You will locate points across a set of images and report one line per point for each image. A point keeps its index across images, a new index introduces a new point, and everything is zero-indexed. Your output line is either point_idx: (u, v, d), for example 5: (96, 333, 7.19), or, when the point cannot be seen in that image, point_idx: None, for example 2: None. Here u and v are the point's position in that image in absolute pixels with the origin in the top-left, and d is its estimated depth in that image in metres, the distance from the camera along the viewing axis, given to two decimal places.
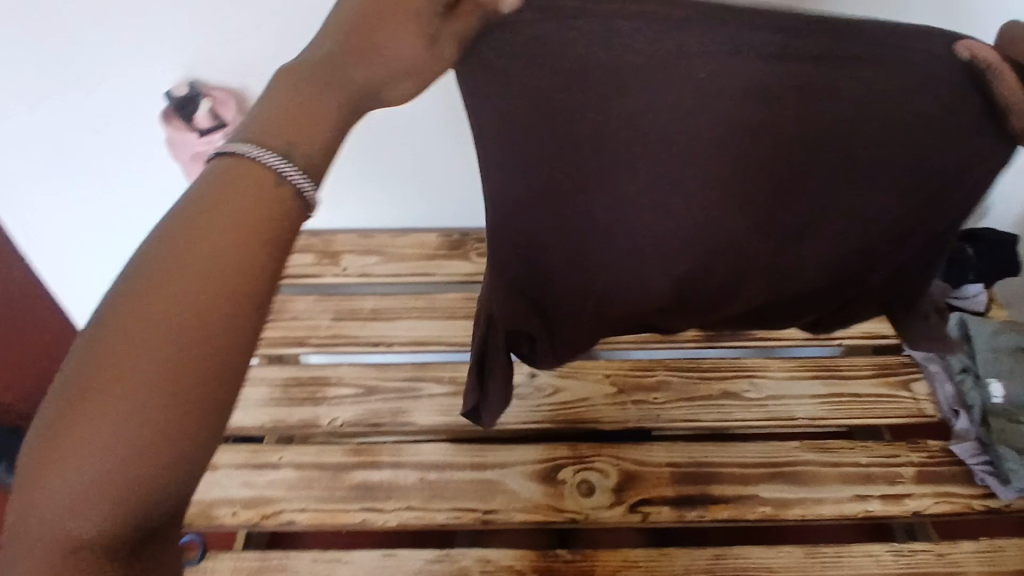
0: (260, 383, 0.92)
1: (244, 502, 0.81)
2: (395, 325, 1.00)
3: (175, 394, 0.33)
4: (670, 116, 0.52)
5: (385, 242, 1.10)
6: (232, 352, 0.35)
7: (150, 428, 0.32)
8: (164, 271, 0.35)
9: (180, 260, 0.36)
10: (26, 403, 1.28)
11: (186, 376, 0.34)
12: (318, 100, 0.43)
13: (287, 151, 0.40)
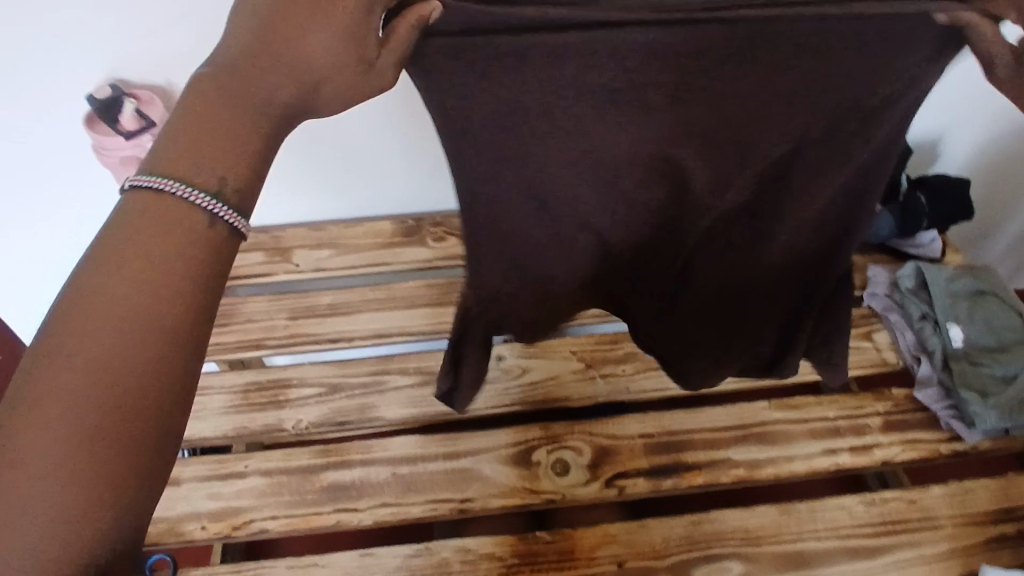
0: (218, 391, 0.89)
1: (212, 515, 0.78)
2: (355, 319, 0.97)
3: (105, 430, 0.37)
4: (598, 103, 0.51)
5: (336, 234, 1.07)
6: (168, 382, 0.39)
7: (89, 460, 0.36)
8: (113, 305, 0.39)
9: (116, 302, 0.39)
10: None
11: (141, 395, 0.38)
12: (209, 116, 0.42)
13: (218, 188, 0.42)
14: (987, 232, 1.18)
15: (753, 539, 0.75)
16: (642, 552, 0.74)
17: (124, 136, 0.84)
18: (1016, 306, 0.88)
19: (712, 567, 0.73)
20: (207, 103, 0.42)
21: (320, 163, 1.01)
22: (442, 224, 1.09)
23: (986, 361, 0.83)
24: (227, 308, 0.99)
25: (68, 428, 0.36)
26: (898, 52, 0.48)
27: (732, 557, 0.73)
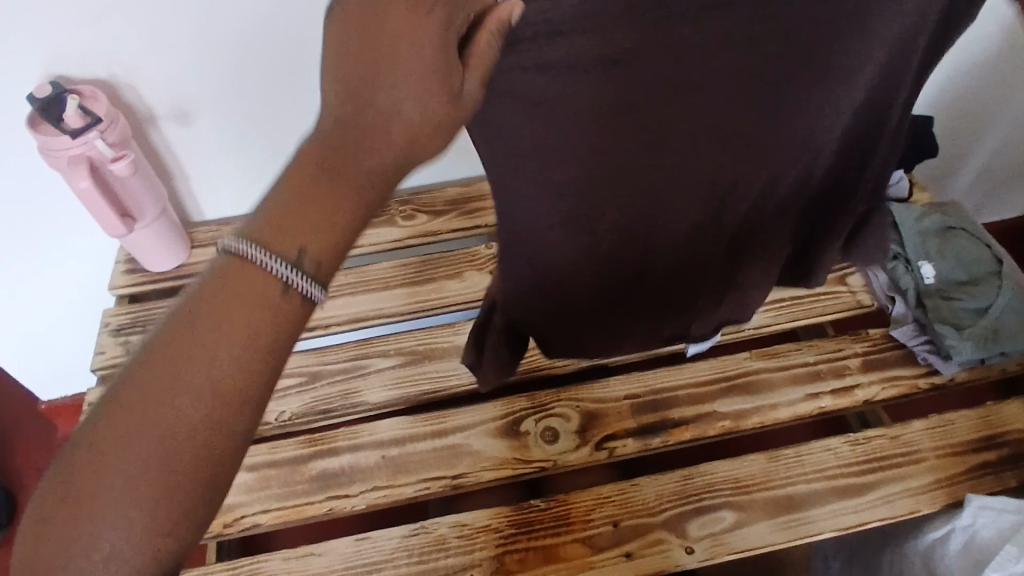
0: None
1: None
2: (329, 305, 0.96)
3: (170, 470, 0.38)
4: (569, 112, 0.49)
5: None
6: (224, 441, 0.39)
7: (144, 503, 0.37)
8: (186, 347, 0.39)
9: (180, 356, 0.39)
10: None
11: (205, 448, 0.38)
12: (291, 202, 0.41)
13: (297, 259, 0.40)
14: (951, 168, 1.20)
15: (744, 488, 0.76)
16: (637, 511, 0.74)
17: (70, 134, 0.80)
18: (983, 239, 0.92)
19: (707, 519, 0.74)
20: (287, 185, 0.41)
21: None
22: (409, 202, 1.07)
23: (960, 295, 0.86)
24: None
25: (138, 472, 0.37)
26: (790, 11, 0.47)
27: (725, 507, 0.74)
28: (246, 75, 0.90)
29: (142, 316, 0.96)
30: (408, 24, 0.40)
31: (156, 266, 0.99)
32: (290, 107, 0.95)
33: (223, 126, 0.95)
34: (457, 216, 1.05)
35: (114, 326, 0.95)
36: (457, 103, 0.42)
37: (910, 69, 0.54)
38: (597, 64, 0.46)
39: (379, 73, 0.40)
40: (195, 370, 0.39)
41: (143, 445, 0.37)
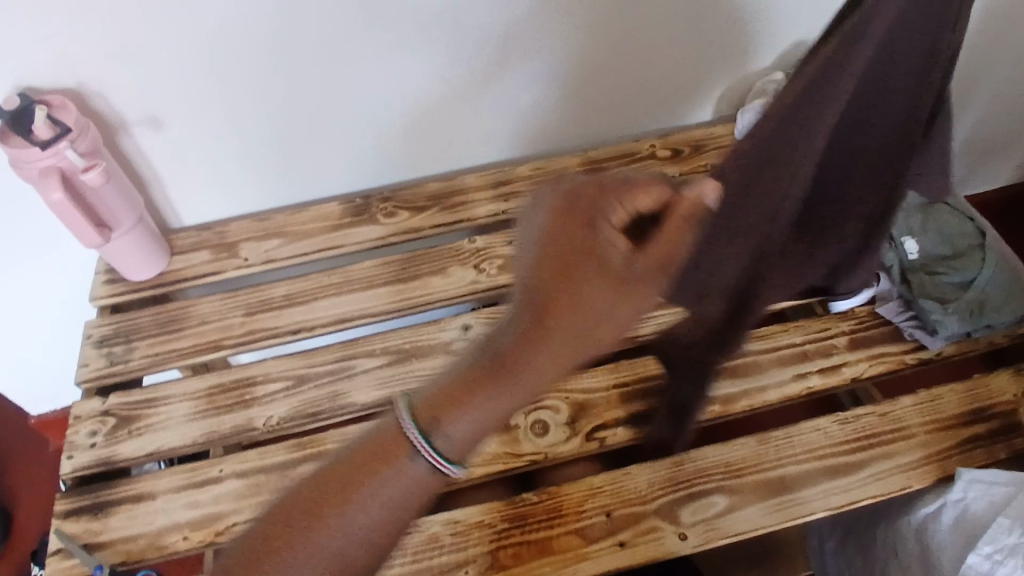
0: (181, 398, 0.87)
1: (192, 523, 0.76)
2: (314, 307, 0.95)
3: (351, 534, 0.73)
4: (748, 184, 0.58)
5: (283, 223, 1.04)
6: (384, 528, 0.72)
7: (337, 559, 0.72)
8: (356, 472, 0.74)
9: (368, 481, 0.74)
10: None
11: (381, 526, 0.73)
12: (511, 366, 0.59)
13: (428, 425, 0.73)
14: None
15: (736, 471, 0.76)
16: (630, 499, 0.74)
17: (39, 145, 0.78)
18: (966, 211, 0.92)
19: (699, 504, 0.74)
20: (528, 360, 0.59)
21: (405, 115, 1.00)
22: (390, 199, 1.06)
23: (943, 270, 0.87)
24: (178, 312, 0.95)
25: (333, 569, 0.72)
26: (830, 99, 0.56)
27: (717, 492, 0.74)
28: (267, 67, 0.89)
29: (125, 326, 0.94)
30: (598, 287, 0.55)
31: (138, 275, 0.98)
32: (261, 111, 0.94)
33: (196, 132, 0.94)
34: (438, 212, 1.04)
35: (97, 337, 0.93)
36: (628, 281, 0.56)
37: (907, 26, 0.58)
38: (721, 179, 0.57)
39: (560, 277, 0.56)
40: (368, 475, 0.73)
41: (351, 531, 0.73)
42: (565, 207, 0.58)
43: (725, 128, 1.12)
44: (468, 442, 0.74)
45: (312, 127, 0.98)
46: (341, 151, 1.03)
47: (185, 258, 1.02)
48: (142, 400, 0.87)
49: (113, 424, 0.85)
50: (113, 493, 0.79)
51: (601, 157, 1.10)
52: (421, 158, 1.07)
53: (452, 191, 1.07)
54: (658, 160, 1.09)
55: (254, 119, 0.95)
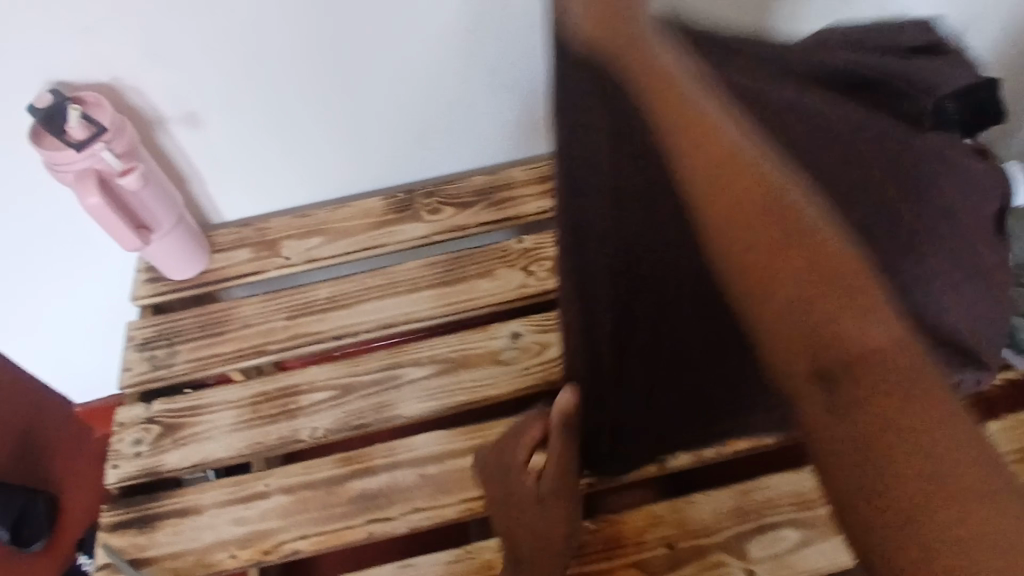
0: (225, 407, 0.84)
1: (240, 541, 0.75)
2: (358, 310, 0.91)
3: None
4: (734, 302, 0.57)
5: (324, 219, 1.01)
6: None
7: None
8: None
9: None
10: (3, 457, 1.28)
11: None
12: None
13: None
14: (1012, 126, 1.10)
15: (809, 502, 0.71)
16: (693, 530, 0.70)
17: (74, 146, 0.75)
18: None
19: (768, 537, 0.69)
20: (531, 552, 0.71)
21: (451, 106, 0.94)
22: (434, 194, 1.01)
23: None
24: (220, 313, 0.92)
25: None
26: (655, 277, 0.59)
27: (789, 525, 0.70)
28: (301, 50, 0.83)
29: (168, 328, 0.92)
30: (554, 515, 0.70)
31: (178, 275, 0.96)
32: (299, 108, 0.90)
33: (234, 129, 0.90)
34: (485, 209, 1.00)
35: (140, 340, 0.91)
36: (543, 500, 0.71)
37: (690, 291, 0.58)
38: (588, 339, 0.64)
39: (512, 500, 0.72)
40: None
41: None
42: (491, 467, 0.74)
43: None
44: None
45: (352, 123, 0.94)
46: (383, 145, 0.98)
47: (226, 256, 0.99)
48: (186, 408, 0.85)
49: (157, 433, 0.83)
50: (160, 506, 0.78)
51: None
52: (466, 151, 1.02)
53: (499, 186, 1.01)
54: None
55: (293, 115, 0.91)
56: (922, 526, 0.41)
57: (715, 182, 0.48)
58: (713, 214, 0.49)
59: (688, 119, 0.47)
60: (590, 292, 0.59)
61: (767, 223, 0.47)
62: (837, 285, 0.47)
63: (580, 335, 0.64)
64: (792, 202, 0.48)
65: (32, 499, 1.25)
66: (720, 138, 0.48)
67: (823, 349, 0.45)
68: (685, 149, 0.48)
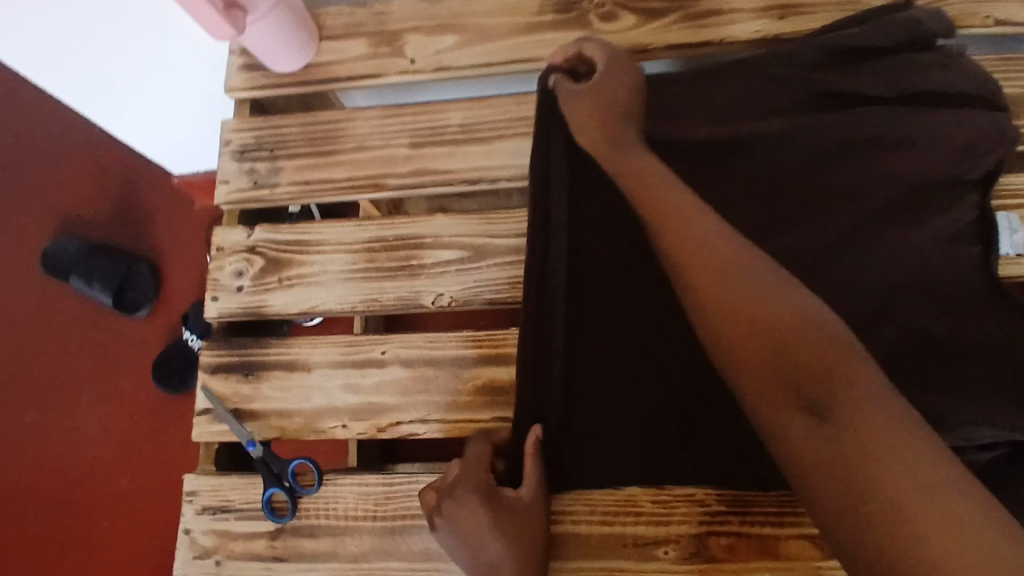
0: (337, 249, 0.72)
1: (352, 411, 0.67)
2: (496, 149, 0.73)
3: None
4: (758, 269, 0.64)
5: (460, 10, 0.77)
6: None
7: None
8: None
9: None
10: (101, 218, 1.22)
11: None
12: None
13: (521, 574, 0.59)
14: None
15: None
16: None
17: None
18: None
19: None
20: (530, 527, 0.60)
21: None
22: None
23: None
24: (331, 127, 0.76)
25: None
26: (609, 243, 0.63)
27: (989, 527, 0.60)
28: None
29: (270, 137, 0.77)
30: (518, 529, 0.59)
31: (283, 67, 0.78)
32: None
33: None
34: (678, 24, 0.73)
35: (238, 146, 0.77)
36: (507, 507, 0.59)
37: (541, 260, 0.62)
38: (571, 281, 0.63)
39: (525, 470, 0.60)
40: None
41: None
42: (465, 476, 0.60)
43: None
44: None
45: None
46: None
47: (337, 48, 0.79)
48: (293, 243, 0.73)
49: (261, 267, 0.73)
50: (266, 355, 0.70)
51: None
52: None
53: None
54: None
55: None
56: (891, 493, 0.42)
57: (679, 246, 0.55)
58: (679, 277, 0.55)
59: (660, 217, 0.56)
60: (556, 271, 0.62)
61: (723, 282, 0.52)
62: (813, 357, 0.48)
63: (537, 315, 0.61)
64: (800, 304, 0.50)
65: (134, 265, 1.20)
66: (652, 185, 0.58)
67: (815, 390, 0.47)
68: (664, 213, 0.56)
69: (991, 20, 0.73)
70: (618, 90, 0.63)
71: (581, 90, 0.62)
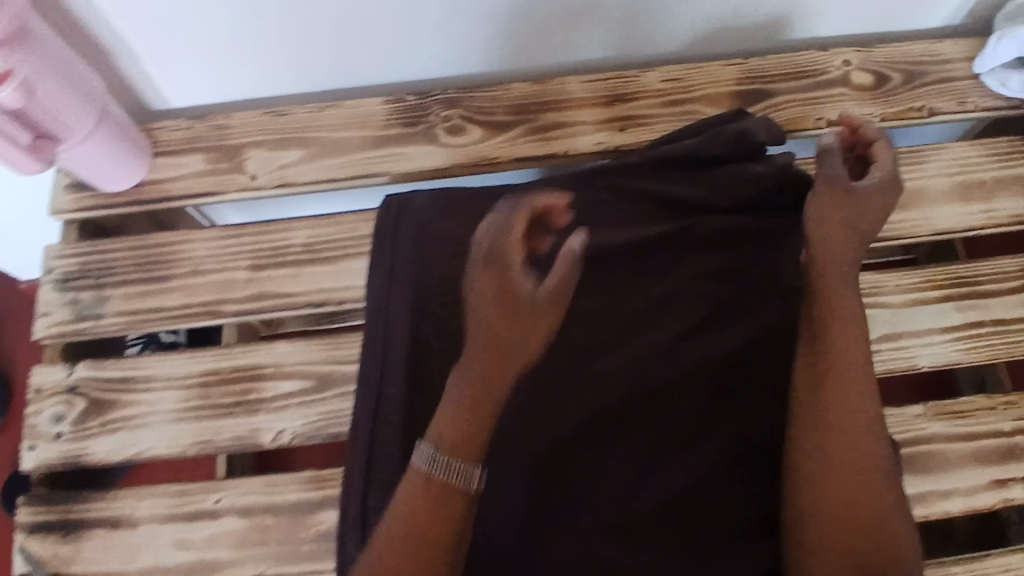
0: (167, 385, 0.68)
1: (182, 571, 0.61)
2: (341, 269, 0.70)
3: None
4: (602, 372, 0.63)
5: (303, 123, 0.75)
6: None
7: None
8: None
9: None
10: None
11: None
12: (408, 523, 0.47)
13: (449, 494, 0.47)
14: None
15: None
16: None
17: None
18: None
19: None
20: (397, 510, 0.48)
21: None
22: (457, 104, 0.75)
23: None
24: (165, 249, 0.72)
25: None
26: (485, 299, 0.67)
27: None
28: None
29: (97, 262, 0.72)
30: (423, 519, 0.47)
31: (118, 184, 0.73)
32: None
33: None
34: (524, 137, 0.74)
35: (58, 275, 0.72)
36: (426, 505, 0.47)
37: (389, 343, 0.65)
38: (425, 355, 0.65)
39: (482, 362, 0.46)
40: None
41: None
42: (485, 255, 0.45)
43: (956, 46, 0.75)
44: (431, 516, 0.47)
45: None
46: (388, 23, 0.69)
47: (172, 164, 0.75)
48: (121, 379, 0.68)
49: (82, 410, 0.67)
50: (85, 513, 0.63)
51: (770, 70, 0.74)
52: (507, 43, 0.73)
53: (544, 103, 0.75)
54: (852, 91, 0.73)
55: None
56: None
57: (832, 355, 0.56)
58: (825, 401, 0.56)
59: (837, 333, 0.56)
60: (391, 359, 0.65)
61: (855, 411, 0.55)
62: (864, 509, 0.54)
63: (370, 385, 0.64)
64: (870, 413, 0.56)
65: None
66: (843, 288, 0.58)
67: (866, 512, 0.53)
68: (838, 323, 0.56)
69: (823, 122, 0.73)
70: (882, 209, 0.58)
71: (859, 184, 0.57)
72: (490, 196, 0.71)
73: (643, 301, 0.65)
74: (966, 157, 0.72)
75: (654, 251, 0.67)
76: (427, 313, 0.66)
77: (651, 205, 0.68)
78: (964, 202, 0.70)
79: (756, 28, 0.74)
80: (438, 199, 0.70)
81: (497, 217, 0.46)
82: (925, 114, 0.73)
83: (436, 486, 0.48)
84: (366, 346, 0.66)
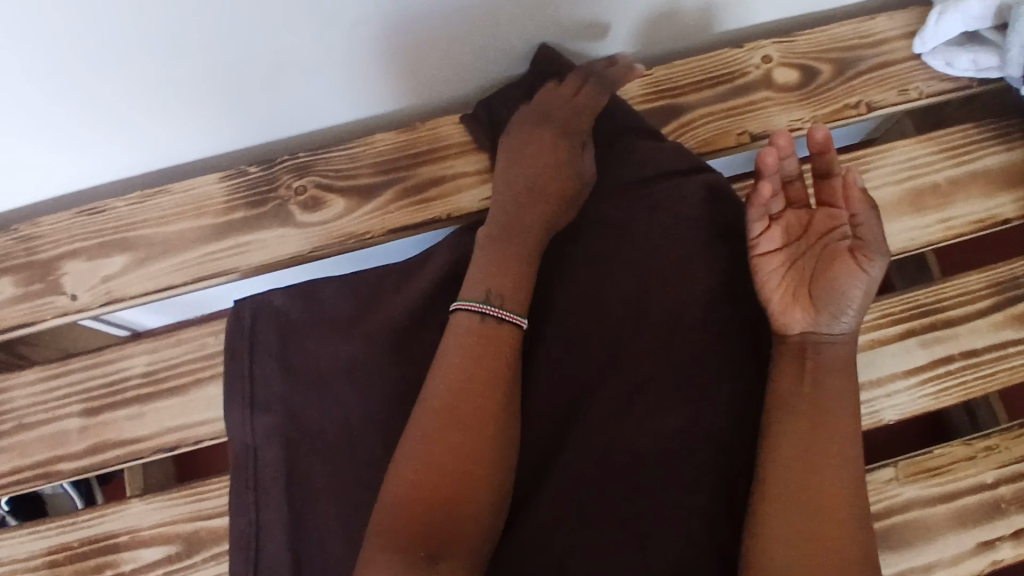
0: (7, 572, 0.56)
1: None
2: (195, 398, 0.58)
3: None
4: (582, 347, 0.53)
5: (128, 219, 0.62)
6: None
7: None
8: None
9: None
10: None
11: None
12: (396, 486, 0.46)
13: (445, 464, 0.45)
14: None
15: None
16: None
17: None
18: None
19: None
20: (393, 478, 0.46)
21: (309, 40, 0.53)
22: (309, 170, 0.62)
23: None
24: None
25: None
26: (370, 385, 0.56)
27: None
28: None
29: None
30: (414, 495, 0.45)
31: None
32: None
33: None
34: (395, 203, 0.61)
35: None
36: (419, 483, 0.45)
37: (268, 460, 0.55)
38: (307, 461, 0.55)
39: (482, 369, 0.48)
40: None
41: None
42: (469, 326, 0.50)
43: (891, 21, 0.63)
44: (417, 489, 0.45)
45: (123, 63, 0.51)
46: (198, 93, 0.56)
47: None
48: None
49: None
50: None
51: (677, 79, 0.63)
52: (359, 89, 0.60)
53: (415, 154, 0.62)
54: (776, 94, 0.63)
55: None
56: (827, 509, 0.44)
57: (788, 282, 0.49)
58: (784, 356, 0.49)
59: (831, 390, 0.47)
60: (263, 491, 0.54)
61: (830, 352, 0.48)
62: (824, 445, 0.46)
63: (249, 517, 0.54)
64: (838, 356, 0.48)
65: None
66: (837, 354, 0.48)
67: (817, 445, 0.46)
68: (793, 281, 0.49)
69: (747, 136, 0.62)
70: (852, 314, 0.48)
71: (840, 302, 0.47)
72: (372, 304, 0.58)
73: (571, 379, 0.52)
74: (912, 157, 0.61)
75: (590, 315, 0.54)
76: (297, 422, 0.56)
77: (583, 264, 0.55)
78: (916, 212, 0.60)
79: (656, 32, 0.62)
80: (309, 313, 0.58)
81: (463, 331, 0.50)
82: (862, 110, 0.62)
83: (464, 404, 0.47)
84: (233, 476, 0.55)
